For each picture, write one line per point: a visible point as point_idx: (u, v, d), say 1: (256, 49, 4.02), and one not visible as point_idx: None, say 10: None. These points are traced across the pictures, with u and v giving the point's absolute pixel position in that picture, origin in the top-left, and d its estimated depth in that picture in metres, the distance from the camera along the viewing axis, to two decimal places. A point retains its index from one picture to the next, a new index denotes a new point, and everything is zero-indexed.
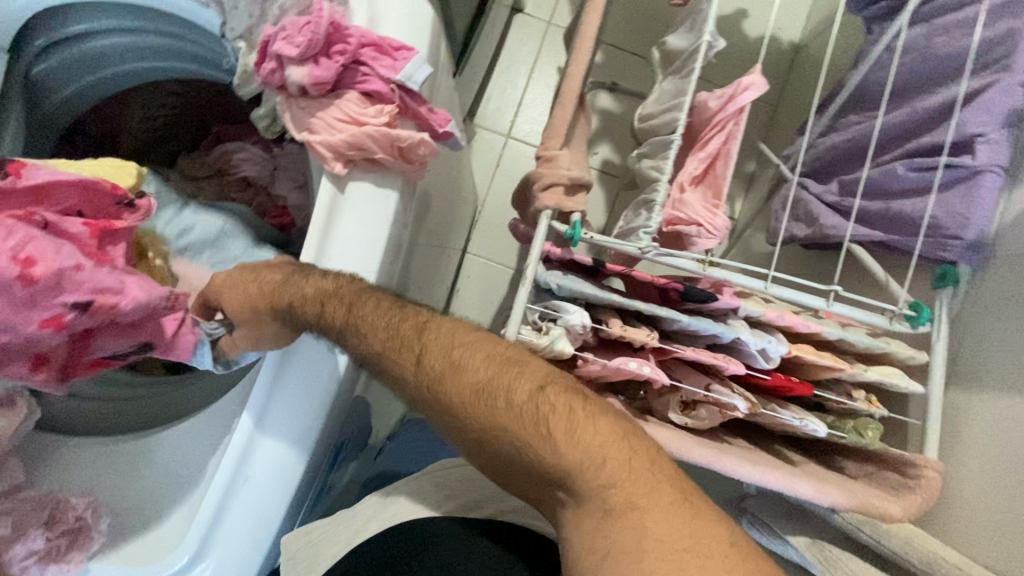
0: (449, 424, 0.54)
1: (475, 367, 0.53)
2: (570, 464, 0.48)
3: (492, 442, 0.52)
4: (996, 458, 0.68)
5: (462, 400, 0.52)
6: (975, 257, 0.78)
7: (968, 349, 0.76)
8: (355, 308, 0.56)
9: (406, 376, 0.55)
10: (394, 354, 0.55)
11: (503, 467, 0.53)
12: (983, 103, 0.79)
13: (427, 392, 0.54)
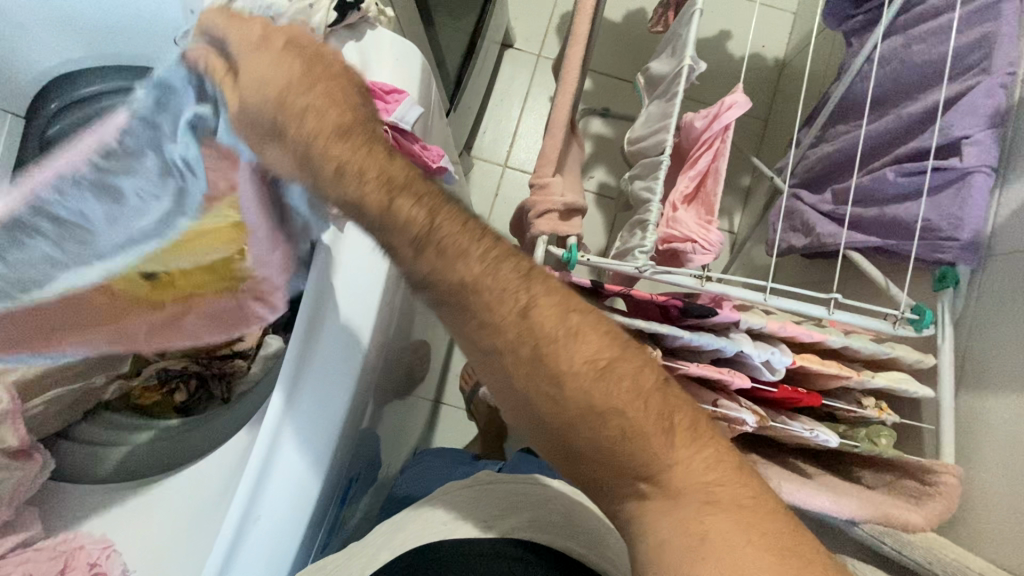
0: (532, 403, 0.50)
1: (588, 348, 0.49)
2: (651, 457, 0.48)
3: (569, 429, 0.49)
4: (1016, 459, 0.67)
5: (554, 383, 0.49)
6: (974, 257, 0.78)
7: (976, 350, 0.75)
8: (465, 258, 0.48)
9: (498, 339, 0.49)
10: (495, 311, 0.49)
11: (572, 451, 0.50)
12: (964, 106, 0.80)
13: (518, 362, 0.49)
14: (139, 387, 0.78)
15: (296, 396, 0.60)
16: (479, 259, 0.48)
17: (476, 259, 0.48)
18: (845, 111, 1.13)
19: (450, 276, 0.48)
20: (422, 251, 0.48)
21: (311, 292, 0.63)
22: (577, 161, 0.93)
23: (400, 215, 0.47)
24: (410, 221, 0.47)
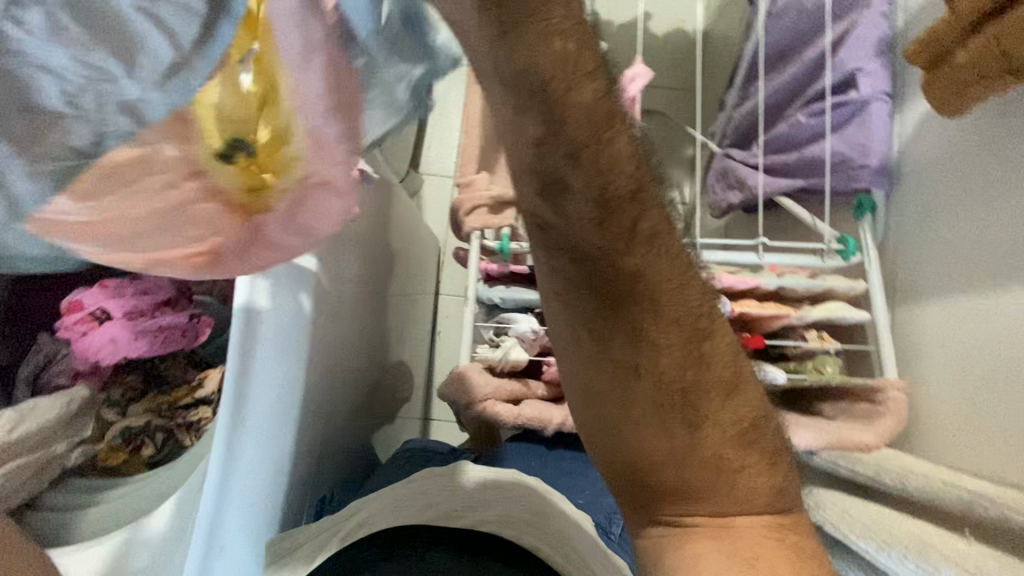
0: (648, 432, 0.46)
1: (738, 401, 0.48)
2: (738, 492, 0.49)
3: (681, 461, 0.47)
4: (952, 361, 0.69)
5: (689, 422, 0.47)
6: (885, 181, 0.81)
7: (903, 268, 0.78)
8: (663, 299, 0.43)
9: (641, 372, 0.45)
10: (641, 350, 0.44)
11: (659, 474, 0.48)
12: (852, 42, 0.84)
13: (657, 398, 0.46)
14: None
15: (235, 450, 0.57)
16: (694, 310, 0.45)
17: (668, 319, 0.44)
18: (756, 69, 1.17)
19: (636, 309, 0.43)
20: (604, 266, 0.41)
21: (240, 314, 0.57)
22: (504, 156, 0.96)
23: (608, 235, 0.39)
24: (641, 258, 0.41)
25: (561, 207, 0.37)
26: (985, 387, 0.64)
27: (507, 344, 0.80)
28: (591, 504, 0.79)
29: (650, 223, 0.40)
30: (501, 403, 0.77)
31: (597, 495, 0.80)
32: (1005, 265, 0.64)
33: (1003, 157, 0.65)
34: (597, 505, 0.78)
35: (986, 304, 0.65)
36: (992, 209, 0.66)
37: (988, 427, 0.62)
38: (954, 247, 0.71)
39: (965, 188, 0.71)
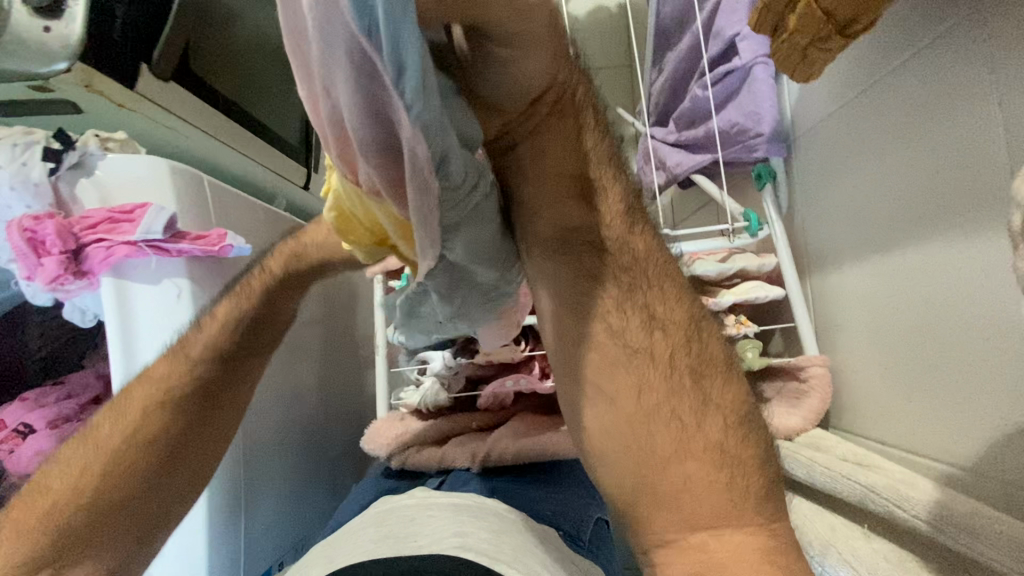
0: (662, 416, 0.40)
1: (737, 399, 0.42)
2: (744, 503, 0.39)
3: (683, 447, 0.40)
4: (868, 330, 0.66)
5: (699, 406, 0.41)
6: (782, 146, 0.77)
7: (813, 235, 0.75)
8: (655, 283, 0.43)
9: (646, 365, 0.42)
10: (652, 338, 0.42)
11: (677, 463, 0.39)
12: (725, 6, 0.80)
13: (671, 381, 0.41)
14: None
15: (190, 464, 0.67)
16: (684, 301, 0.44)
17: (670, 309, 0.43)
18: (660, 42, 1.12)
19: (630, 298, 0.43)
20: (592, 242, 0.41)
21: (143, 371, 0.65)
22: None
23: (612, 223, 0.41)
24: (640, 243, 0.42)
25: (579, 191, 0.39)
26: (898, 355, 0.61)
27: (424, 385, 0.78)
28: (557, 516, 0.72)
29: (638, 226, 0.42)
30: (422, 448, 0.75)
31: (559, 503, 0.75)
32: (897, 222, 0.60)
33: (879, 109, 0.62)
34: (562, 515, 0.72)
35: (887, 265, 0.62)
36: (876, 164, 0.63)
37: (907, 397, 0.59)
38: (852, 208, 0.68)
39: (850, 145, 0.67)
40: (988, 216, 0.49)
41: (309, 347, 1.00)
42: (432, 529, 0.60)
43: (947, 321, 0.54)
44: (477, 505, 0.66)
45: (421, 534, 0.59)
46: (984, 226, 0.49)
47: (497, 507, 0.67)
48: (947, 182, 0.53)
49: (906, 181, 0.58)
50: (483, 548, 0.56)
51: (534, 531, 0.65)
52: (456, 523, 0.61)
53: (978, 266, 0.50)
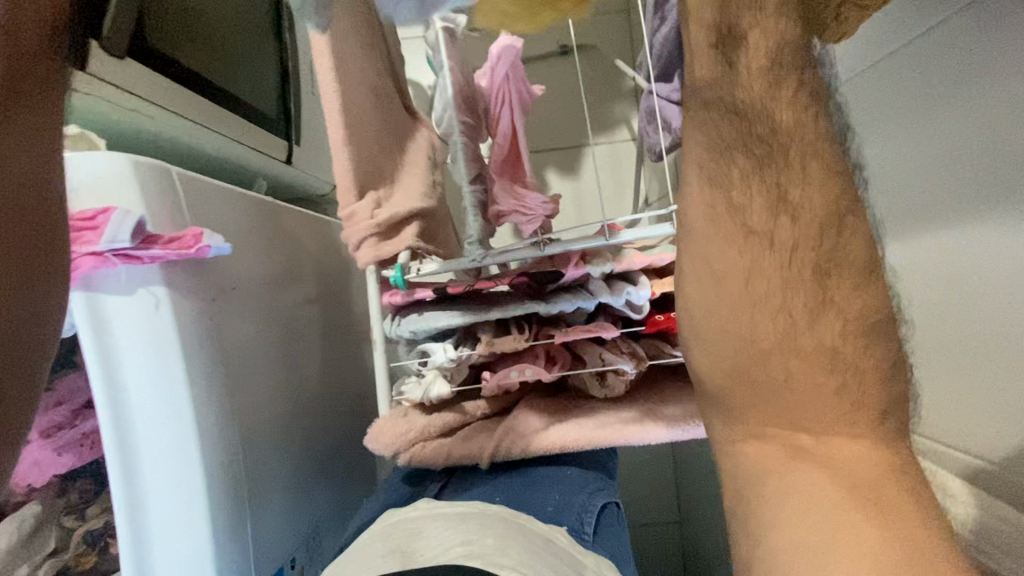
0: (780, 307, 0.44)
1: (863, 290, 0.43)
2: (803, 411, 0.46)
3: (787, 343, 0.44)
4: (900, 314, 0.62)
5: (811, 305, 0.44)
6: None
7: None
8: (802, 161, 0.40)
9: (767, 241, 0.42)
10: (776, 223, 0.42)
11: (778, 356, 0.44)
12: None
13: (788, 270, 0.43)
14: (68, 559, 0.84)
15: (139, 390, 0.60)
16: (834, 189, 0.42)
17: (812, 190, 0.40)
18: None
19: (764, 171, 0.41)
20: (726, 126, 0.40)
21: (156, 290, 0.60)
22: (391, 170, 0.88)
23: (751, 87, 0.38)
24: (787, 120, 0.39)
25: (736, 77, 0.38)
26: (940, 345, 0.57)
27: (427, 379, 0.75)
28: (563, 509, 0.78)
29: (807, 137, 0.39)
30: (427, 445, 0.72)
31: (563, 496, 0.81)
32: (928, 205, 0.55)
33: (917, 69, 0.55)
34: (566, 510, 0.79)
35: (919, 252, 0.58)
36: (908, 136, 0.57)
37: (946, 390, 0.56)
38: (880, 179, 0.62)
39: (882, 112, 0.60)
40: (1017, 210, 0.45)
41: (310, 335, 0.97)
42: (438, 540, 0.68)
43: (983, 311, 0.50)
44: (481, 514, 0.73)
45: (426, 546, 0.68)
46: (1012, 220, 0.45)
47: (501, 514, 0.74)
48: (984, 160, 0.47)
49: (941, 156, 0.53)
50: (487, 554, 0.64)
51: (540, 531, 0.71)
52: (463, 532, 0.69)
53: (1007, 260, 0.47)
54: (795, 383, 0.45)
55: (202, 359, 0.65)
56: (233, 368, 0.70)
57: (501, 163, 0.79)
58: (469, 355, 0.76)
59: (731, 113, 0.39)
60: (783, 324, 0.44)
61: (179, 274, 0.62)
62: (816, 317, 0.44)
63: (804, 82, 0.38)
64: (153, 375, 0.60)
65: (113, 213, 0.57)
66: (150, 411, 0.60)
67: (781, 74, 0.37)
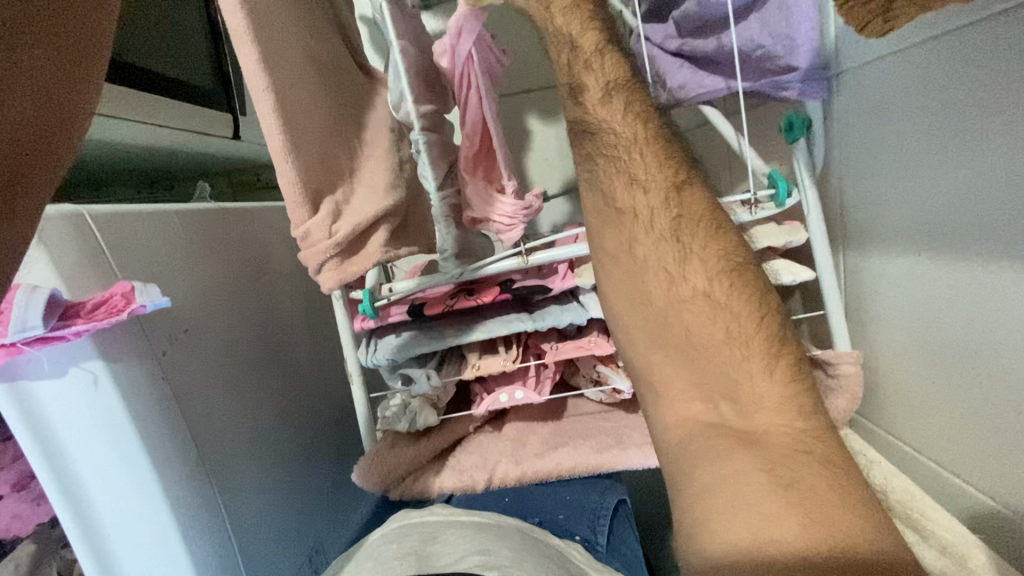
0: (658, 266, 0.46)
1: (720, 235, 0.46)
2: (739, 391, 0.43)
3: (675, 303, 0.46)
4: (909, 330, 0.58)
5: (680, 261, 0.46)
6: (819, 87, 0.60)
7: (853, 209, 0.63)
8: (638, 150, 0.48)
9: (632, 217, 0.48)
10: (634, 199, 0.48)
11: (673, 317, 0.45)
12: None
13: (655, 233, 0.46)
14: None
15: (88, 468, 0.54)
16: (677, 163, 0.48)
17: (654, 168, 0.47)
18: None
19: (618, 164, 0.49)
20: (585, 139, 0.50)
21: (100, 367, 0.54)
22: (349, 166, 0.77)
23: (593, 100, 0.49)
24: (619, 118, 0.48)
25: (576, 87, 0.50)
26: (951, 374, 0.53)
27: (412, 408, 0.70)
28: (573, 514, 0.65)
29: (639, 129, 0.48)
30: (417, 478, 0.70)
31: (572, 497, 0.68)
32: (951, 224, 0.50)
33: (965, 63, 0.46)
34: (577, 513, 0.66)
35: (932, 273, 0.53)
36: (950, 138, 0.48)
37: (951, 421, 0.53)
38: (908, 181, 0.54)
39: (914, 103, 0.52)
40: None
41: (287, 341, 0.91)
42: (455, 546, 0.56)
43: (992, 353, 0.48)
44: (494, 522, 0.61)
45: (444, 551, 0.56)
46: None
47: (516, 523, 0.62)
48: None
49: (976, 172, 0.47)
50: (507, 564, 0.52)
51: (555, 545, 0.59)
52: (479, 540, 0.57)
53: None
54: (696, 346, 0.45)
55: (161, 422, 0.59)
56: (201, 419, 0.65)
57: (470, 163, 0.65)
58: (452, 381, 0.71)
59: (583, 127, 0.50)
60: (663, 280, 0.46)
61: (114, 342, 0.55)
62: (686, 264, 0.45)
63: (629, 94, 0.49)
64: (108, 451, 0.55)
65: (27, 292, 0.49)
66: (105, 489, 0.55)
67: (612, 90, 0.48)
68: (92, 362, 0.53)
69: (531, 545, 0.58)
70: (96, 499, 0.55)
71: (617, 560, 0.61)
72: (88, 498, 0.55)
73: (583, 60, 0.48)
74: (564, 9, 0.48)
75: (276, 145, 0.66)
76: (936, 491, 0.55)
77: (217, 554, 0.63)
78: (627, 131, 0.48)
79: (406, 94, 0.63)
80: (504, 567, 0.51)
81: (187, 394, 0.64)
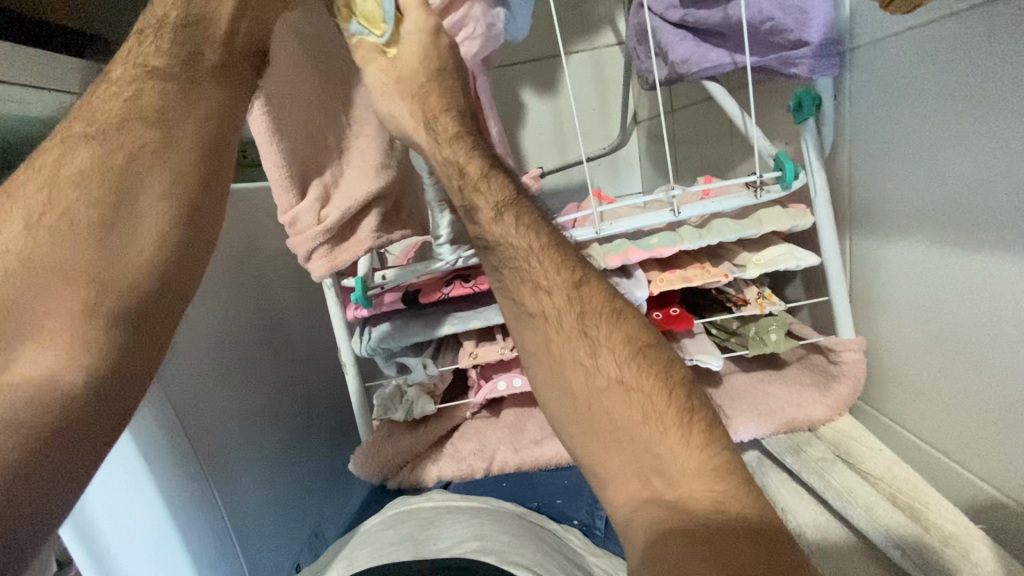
0: (572, 360, 0.43)
1: (623, 320, 0.43)
2: (663, 464, 0.38)
3: (593, 394, 0.42)
4: (913, 316, 0.57)
5: (590, 352, 0.42)
6: (830, 63, 0.57)
7: (861, 192, 0.61)
8: (535, 258, 0.45)
9: (543, 320, 0.45)
10: (541, 302, 0.45)
11: (594, 408, 0.41)
12: None
13: (564, 330, 0.43)
14: None
15: None
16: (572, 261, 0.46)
17: (553, 271, 0.44)
18: None
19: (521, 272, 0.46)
20: (487, 255, 0.49)
21: None
22: (338, 147, 0.74)
23: (489, 211, 0.48)
24: (516, 228, 0.47)
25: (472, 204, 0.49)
26: (956, 362, 0.52)
27: (409, 397, 0.68)
28: (570, 499, 0.66)
29: (534, 238, 0.46)
30: (415, 466, 0.70)
31: (567, 481, 0.68)
32: (960, 208, 0.48)
33: (987, 39, 0.43)
34: (574, 498, 0.66)
35: (940, 258, 0.52)
36: (968, 116, 0.46)
37: (954, 409, 0.53)
38: (919, 164, 0.52)
39: (930, 81, 0.49)
40: None
41: (279, 328, 0.89)
42: (453, 531, 0.56)
43: (1000, 340, 0.47)
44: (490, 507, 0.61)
45: (441, 536, 0.55)
46: None
47: (513, 508, 0.62)
48: None
49: (986, 156, 0.45)
50: (505, 548, 0.51)
51: (553, 531, 0.60)
52: (477, 526, 0.56)
53: None
54: (619, 426, 0.40)
55: (151, 416, 0.57)
56: (193, 411, 0.64)
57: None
58: (449, 369, 0.70)
59: (480, 245, 0.49)
60: (578, 373, 0.42)
61: None
62: (597, 352, 0.42)
63: (519, 205, 0.48)
64: None
65: None
66: (96, 482, 0.54)
67: (501, 210, 0.47)
68: None
69: (528, 527, 0.59)
70: (88, 492, 0.54)
71: (614, 543, 0.61)
72: (81, 490, 0.54)
73: (472, 185, 0.49)
74: (447, 141, 0.51)
75: (259, 125, 0.63)
76: (936, 476, 0.55)
77: (215, 545, 0.63)
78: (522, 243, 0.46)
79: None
80: (505, 552, 0.51)
81: (177, 386, 0.62)
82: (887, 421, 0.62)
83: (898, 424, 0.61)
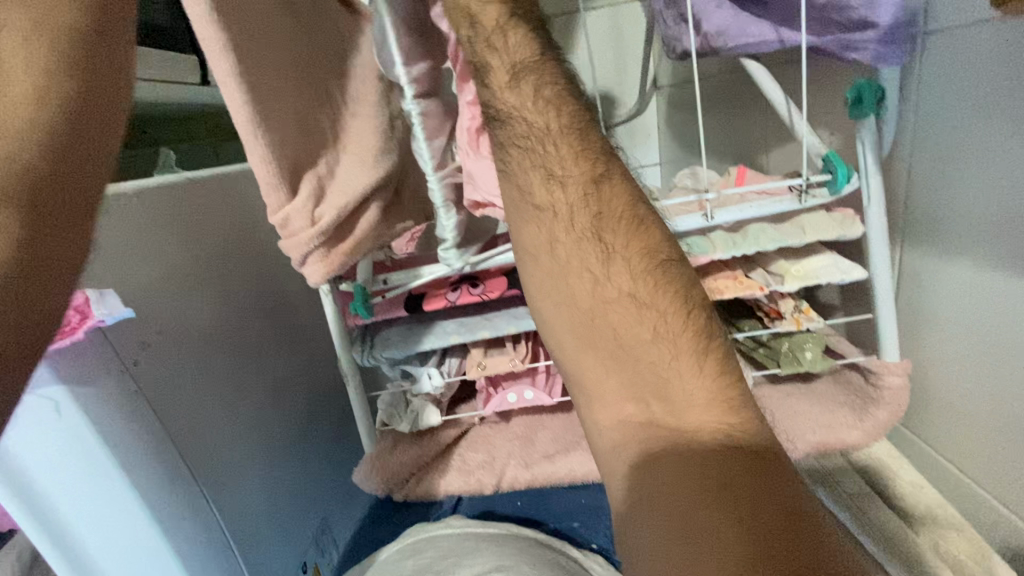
0: (581, 265, 0.38)
1: (643, 230, 0.38)
2: (671, 389, 0.35)
3: (599, 304, 0.37)
4: (964, 343, 0.51)
5: (603, 257, 0.38)
6: (899, 50, 0.48)
7: (919, 198, 0.54)
8: (552, 143, 0.39)
9: (551, 216, 0.39)
10: (552, 196, 0.39)
11: (603, 320, 0.37)
12: None
13: (576, 231, 0.38)
14: None
15: (63, 495, 0.50)
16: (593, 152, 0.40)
17: (569, 161, 0.39)
18: None
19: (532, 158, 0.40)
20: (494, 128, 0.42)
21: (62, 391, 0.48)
22: (333, 131, 0.66)
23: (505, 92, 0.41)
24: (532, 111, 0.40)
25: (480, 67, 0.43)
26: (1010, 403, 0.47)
27: (414, 408, 0.65)
28: (590, 520, 0.64)
29: (554, 119, 0.40)
30: (420, 478, 0.67)
31: (587, 502, 0.66)
32: None
33: None
34: (593, 519, 0.64)
35: (1007, 286, 0.46)
36: None
37: (1004, 451, 0.48)
38: (993, 181, 0.46)
39: (1020, 85, 0.42)
40: None
41: (279, 320, 0.85)
42: (470, 560, 0.54)
43: None
44: (510, 533, 0.60)
45: (461, 564, 0.53)
46: None
47: (535, 534, 0.60)
48: None
49: None
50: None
51: (575, 560, 0.58)
52: (497, 555, 0.54)
53: None
54: (626, 342, 0.36)
55: (138, 439, 0.54)
56: (186, 424, 0.61)
57: (472, 138, 0.55)
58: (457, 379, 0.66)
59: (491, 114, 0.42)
60: (588, 280, 0.37)
61: (74, 362, 0.49)
62: (611, 259, 0.37)
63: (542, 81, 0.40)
64: (79, 476, 0.50)
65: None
66: (82, 514, 0.51)
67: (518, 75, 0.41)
68: (51, 388, 0.47)
69: (549, 556, 0.57)
70: (75, 523, 0.51)
71: None
72: (66, 522, 0.51)
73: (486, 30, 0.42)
74: None
75: (242, 116, 0.55)
76: (977, 513, 0.52)
77: (217, 563, 0.61)
78: (541, 126, 0.40)
79: (395, 56, 0.52)
80: None
81: (168, 402, 0.59)
82: (927, 448, 0.58)
83: (937, 451, 0.57)
